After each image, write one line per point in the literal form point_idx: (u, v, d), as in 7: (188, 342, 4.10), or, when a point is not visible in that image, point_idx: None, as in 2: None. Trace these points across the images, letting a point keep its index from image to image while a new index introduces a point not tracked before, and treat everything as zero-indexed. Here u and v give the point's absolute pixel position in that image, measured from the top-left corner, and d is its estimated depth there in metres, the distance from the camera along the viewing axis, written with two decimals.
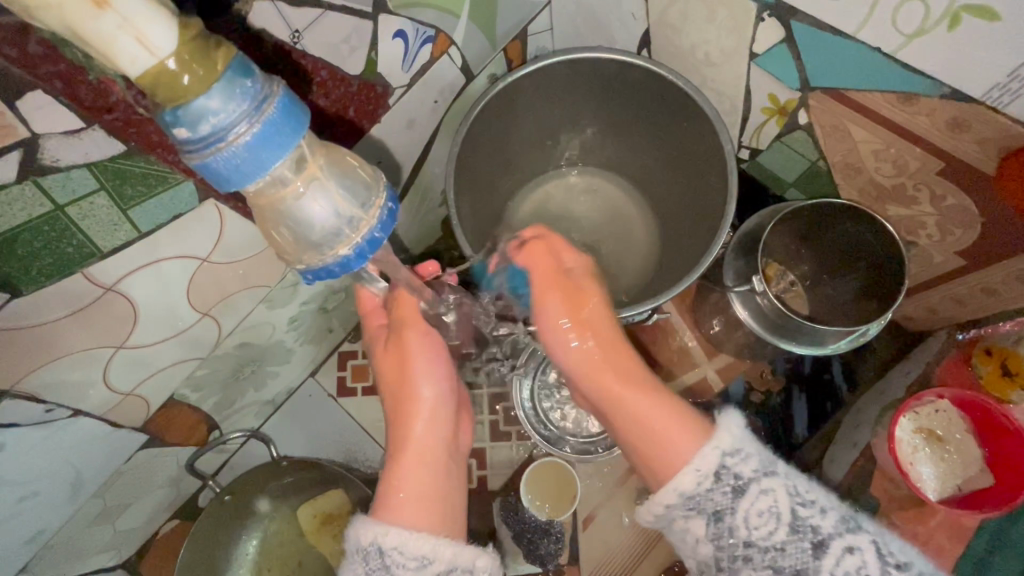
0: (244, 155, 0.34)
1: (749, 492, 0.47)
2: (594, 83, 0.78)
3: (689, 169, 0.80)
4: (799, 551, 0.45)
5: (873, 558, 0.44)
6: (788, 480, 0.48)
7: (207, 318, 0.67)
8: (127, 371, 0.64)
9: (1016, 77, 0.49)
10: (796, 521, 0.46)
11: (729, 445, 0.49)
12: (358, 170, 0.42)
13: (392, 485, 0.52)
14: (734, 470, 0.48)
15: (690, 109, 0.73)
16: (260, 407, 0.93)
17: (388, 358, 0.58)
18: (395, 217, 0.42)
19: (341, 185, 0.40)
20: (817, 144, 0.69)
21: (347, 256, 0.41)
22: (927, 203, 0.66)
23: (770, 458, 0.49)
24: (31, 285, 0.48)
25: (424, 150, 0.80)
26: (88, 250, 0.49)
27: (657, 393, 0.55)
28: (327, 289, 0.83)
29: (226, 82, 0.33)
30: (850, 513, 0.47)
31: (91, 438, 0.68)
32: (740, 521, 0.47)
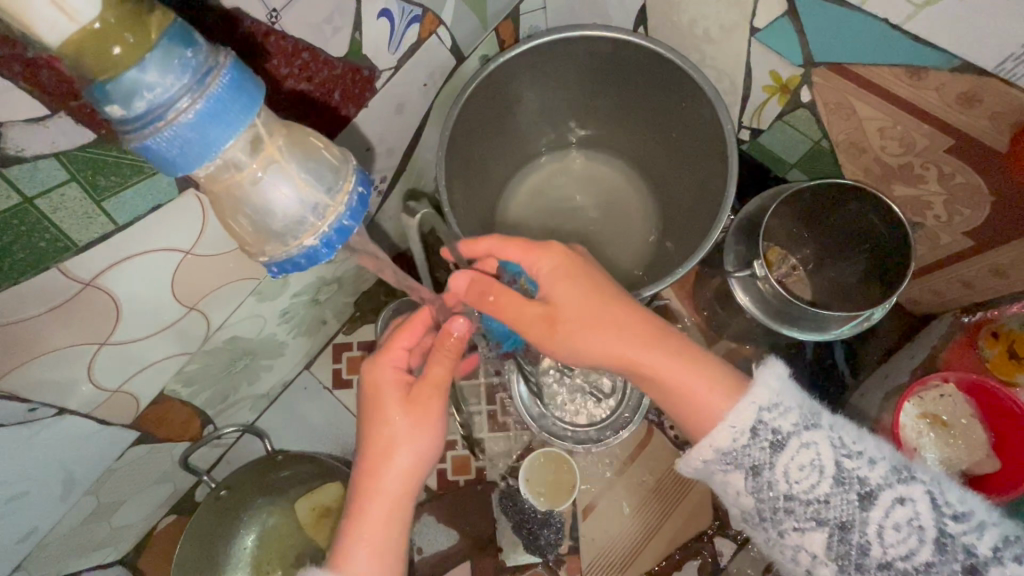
0: (187, 134, 0.32)
1: (789, 446, 0.48)
2: (588, 62, 0.74)
3: (688, 152, 0.77)
4: (846, 503, 0.46)
5: (927, 508, 0.45)
6: (928, 486, 0.46)
7: (194, 312, 0.65)
8: (114, 369, 0.63)
9: None
10: (841, 473, 0.46)
11: (767, 400, 0.49)
12: (324, 153, 0.40)
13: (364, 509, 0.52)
14: (772, 425, 0.48)
15: (687, 89, 0.70)
16: (255, 401, 0.93)
17: (385, 402, 0.53)
18: (366, 203, 0.40)
19: (304, 169, 0.38)
20: (820, 123, 0.66)
21: (313, 246, 0.39)
22: (934, 182, 0.64)
23: (811, 411, 0.49)
24: (6, 282, 0.46)
25: (416, 135, 0.77)
26: (62, 244, 0.47)
27: (682, 357, 0.53)
28: (319, 280, 0.81)
29: (162, 51, 0.31)
30: (902, 464, 0.47)
31: (80, 436, 0.66)
32: (781, 474, 0.48)
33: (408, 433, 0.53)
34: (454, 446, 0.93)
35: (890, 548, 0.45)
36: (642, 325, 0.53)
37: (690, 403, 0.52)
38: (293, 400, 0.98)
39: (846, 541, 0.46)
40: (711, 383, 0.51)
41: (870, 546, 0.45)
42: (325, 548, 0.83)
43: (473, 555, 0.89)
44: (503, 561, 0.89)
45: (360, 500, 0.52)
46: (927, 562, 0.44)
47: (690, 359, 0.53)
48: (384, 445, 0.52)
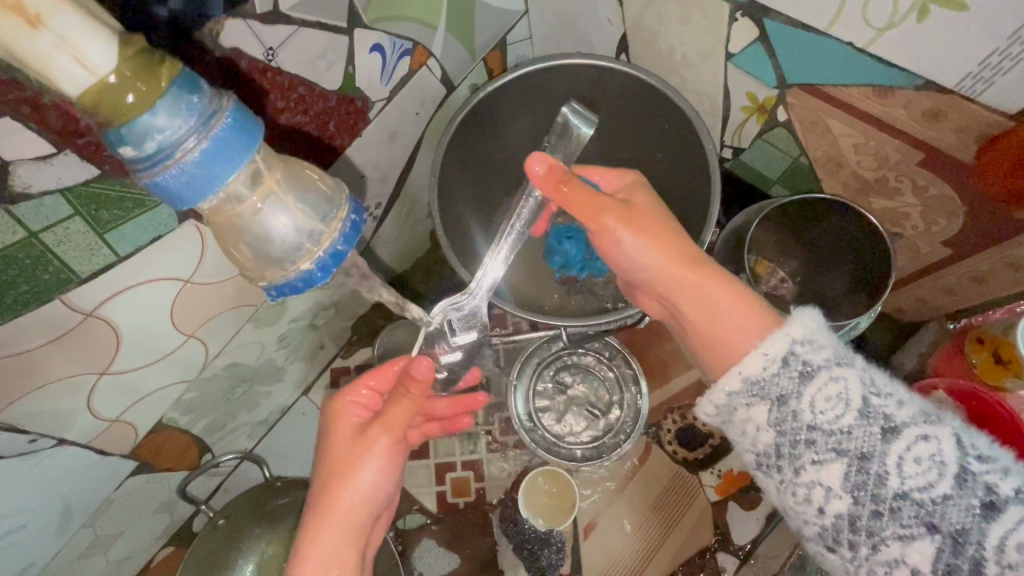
0: (194, 171, 0.34)
1: (817, 376, 0.46)
2: (573, 88, 0.77)
3: (673, 172, 0.80)
4: (868, 435, 0.43)
5: (952, 446, 0.41)
6: (958, 430, 0.42)
7: (192, 340, 0.66)
8: (113, 398, 0.63)
9: (989, 65, 0.49)
10: (866, 407, 0.44)
11: (801, 334, 0.48)
12: (318, 183, 0.41)
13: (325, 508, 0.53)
14: (802, 357, 0.47)
15: (670, 112, 0.73)
16: (252, 428, 0.93)
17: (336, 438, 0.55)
18: (358, 229, 0.42)
19: (301, 199, 0.40)
20: (797, 140, 0.69)
21: (309, 270, 0.40)
22: (910, 193, 0.66)
23: (845, 353, 0.47)
24: (8, 315, 0.47)
25: (409, 160, 0.80)
26: (66, 276, 0.49)
27: (721, 292, 0.55)
28: (316, 305, 0.82)
29: (170, 97, 0.33)
30: (932, 411, 0.44)
31: (78, 467, 0.67)
32: (807, 404, 0.46)
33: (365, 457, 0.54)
34: (453, 468, 0.93)
35: (909, 480, 0.42)
36: (690, 254, 0.57)
37: (720, 337, 0.53)
38: (292, 427, 0.98)
39: (864, 471, 0.43)
40: (747, 325, 0.52)
41: (889, 477, 0.42)
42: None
43: None
44: None
45: (313, 530, 0.52)
46: (944, 494, 0.41)
47: (737, 295, 0.54)
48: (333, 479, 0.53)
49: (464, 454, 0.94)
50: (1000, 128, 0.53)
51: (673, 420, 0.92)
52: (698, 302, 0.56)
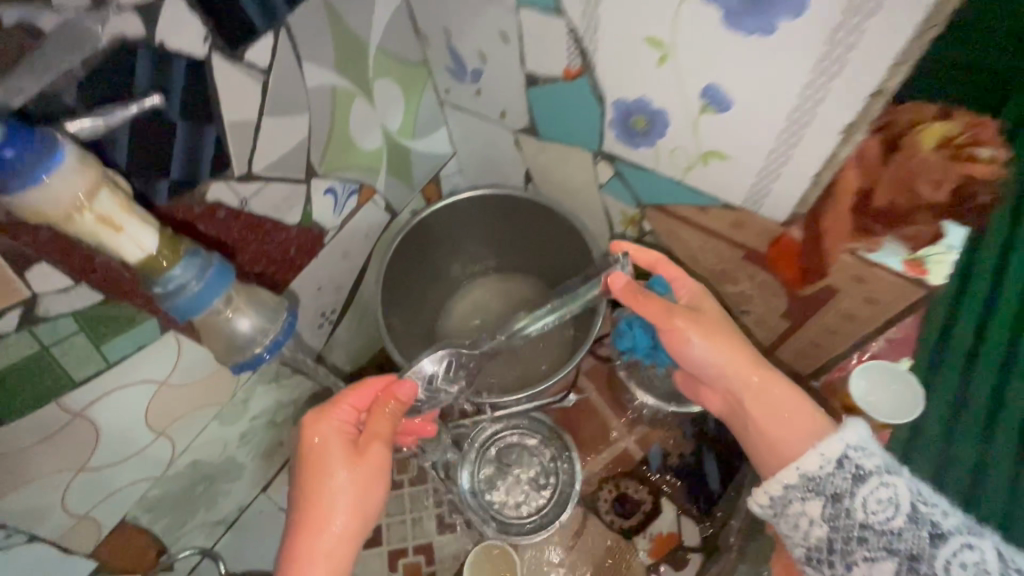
0: (192, 298, 0.51)
1: (869, 480, 0.61)
2: (485, 211, 0.96)
3: (571, 272, 0.98)
4: (916, 537, 0.57)
5: (994, 556, 0.54)
6: (992, 542, 0.55)
7: (161, 439, 0.76)
8: (83, 496, 0.71)
9: (754, 193, 0.69)
10: (915, 513, 0.58)
11: (855, 442, 0.64)
12: (267, 300, 0.58)
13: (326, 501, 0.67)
14: (856, 461, 0.63)
15: (563, 226, 0.92)
16: (211, 527, 0.97)
17: (331, 457, 0.68)
18: (294, 326, 0.58)
19: (256, 310, 0.56)
20: (661, 243, 0.88)
21: (258, 354, 0.55)
22: (745, 282, 0.83)
23: (894, 465, 0.62)
24: (9, 418, 0.58)
25: (359, 274, 0.96)
26: (62, 382, 0.60)
27: (770, 397, 0.72)
28: (276, 403, 0.93)
29: (186, 258, 0.51)
30: (972, 523, 0.58)
31: (37, 568, 0.71)
32: (859, 507, 0.61)
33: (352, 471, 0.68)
34: (406, 554, 1.00)
35: None
36: (756, 359, 0.73)
37: (783, 437, 0.70)
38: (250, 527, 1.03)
39: (916, 570, 0.56)
40: (809, 433, 0.68)
41: None
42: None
43: None
44: None
45: (319, 515, 0.66)
46: None
47: (800, 397, 0.71)
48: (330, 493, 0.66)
49: (416, 538, 1.01)
50: (775, 233, 0.73)
51: (608, 490, 1.01)
52: (777, 409, 0.71)
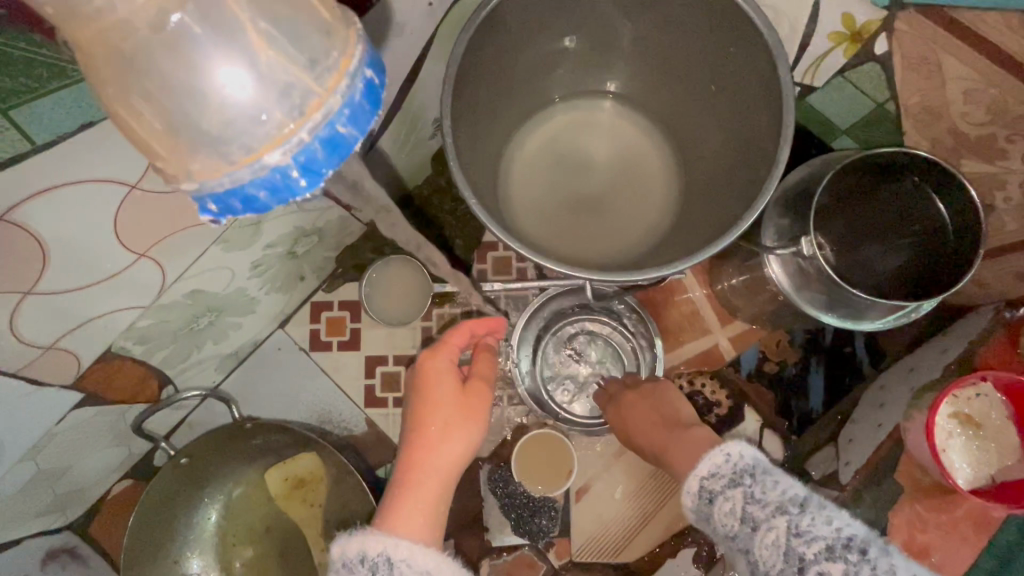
0: None
1: (717, 502, 0.56)
2: (502, 45, 0.65)
3: (733, 159, 0.69)
4: (738, 530, 0.53)
5: (784, 530, 0.50)
6: (754, 488, 0.54)
7: (145, 260, 0.56)
8: (48, 321, 0.54)
9: None
10: (750, 518, 0.53)
11: (706, 469, 0.58)
12: (306, 22, 0.29)
13: (404, 489, 0.54)
14: (708, 488, 0.57)
15: (748, 39, 0.60)
16: (222, 360, 0.84)
17: (440, 384, 0.57)
18: (373, 94, 0.32)
19: (275, 43, 0.28)
20: (890, 81, 0.58)
21: (283, 166, 0.30)
22: (1017, 157, 0.56)
23: (741, 474, 0.56)
24: (48, 134, 0.39)
25: (417, 66, 0.68)
26: (13, 138, 0.38)
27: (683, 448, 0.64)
28: (297, 229, 0.73)
29: None
30: (792, 501, 0.52)
31: (9, 399, 0.58)
32: (720, 523, 0.56)
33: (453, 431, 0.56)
34: None
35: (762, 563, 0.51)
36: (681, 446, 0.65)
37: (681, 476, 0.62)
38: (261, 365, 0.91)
39: None
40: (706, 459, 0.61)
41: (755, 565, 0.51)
42: (318, 566, 0.80)
43: (457, 534, 0.85)
44: (490, 541, 0.85)
45: (403, 486, 0.54)
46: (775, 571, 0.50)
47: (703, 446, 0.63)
48: (440, 422, 0.56)
49: None
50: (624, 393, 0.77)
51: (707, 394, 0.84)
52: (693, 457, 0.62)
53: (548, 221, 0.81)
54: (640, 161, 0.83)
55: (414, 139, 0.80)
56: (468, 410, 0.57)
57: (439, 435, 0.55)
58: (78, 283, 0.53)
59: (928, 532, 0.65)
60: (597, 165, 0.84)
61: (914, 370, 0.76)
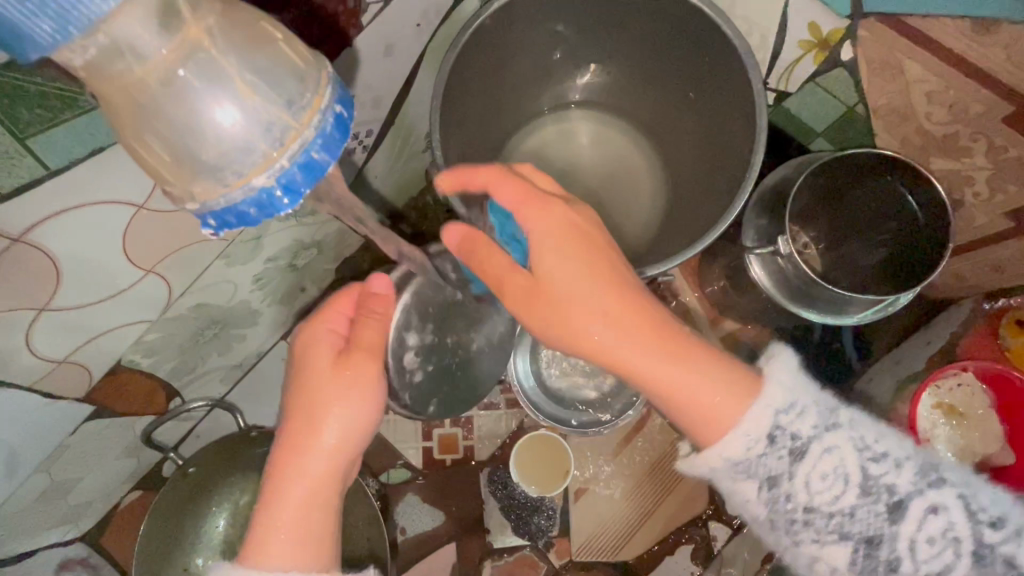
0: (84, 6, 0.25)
1: (809, 454, 0.43)
2: (486, 61, 0.67)
3: (713, 164, 0.72)
4: (778, 458, 0.44)
5: (851, 453, 0.43)
6: (852, 431, 0.43)
7: (151, 276, 0.59)
8: (61, 337, 0.57)
9: None
10: (866, 480, 0.42)
11: (783, 400, 0.44)
12: (280, 48, 0.32)
13: (275, 495, 0.46)
14: (790, 430, 0.44)
15: (719, 51, 0.63)
16: (227, 372, 0.86)
17: (312, 357, 0.48)
18: (344, 126, 0.34)
19: (255, 81, 0.31)
20: (858, 86, 0.60)
21: (267, 188, 0.32)
22: (980, 154, 0.58)
23: (829, 409, 0.44)
24: (62, 160, 0.42)
25: (407, 83, 0.71)
26: (30, 166, 0.41)
27: (679, 341, 0.45)
28: (296, 242, 0.76)
29: None
30: (830, 409, 0.45)
31: (24, 413, 0.61)
32: (791, 477, 0.43)
33: (334, 417, 0.47)
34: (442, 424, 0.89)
35: (818, 494, 0.43)
36: (652, 315, 0.45)
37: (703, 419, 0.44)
38: (265, 375, 0.93)
39: (874, 556, 0.42)
40: (739, 395, 0.44)
41: (799, 493, 0.43)
42: None
43: (459, 535, 0.87)
44: (491, 542, 0.87)
45: (272, 492, 0.46)
46: (852, 505, 0.42)
47: (710, 353, 0.46)
48: (315, 398, 0.47)
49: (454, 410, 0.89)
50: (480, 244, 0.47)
51: None
52: (703, 386, 0.44)
53: None
54: (626, 166, 0.86)
55: (408, 152, 0.83)
56: (351, 390, 0.47)
57: (313, 425, 0.47)
58: (89, 299, 0.55)
59: None
60: (584, 172, 0.86)
61: (900, 362, 0.77)
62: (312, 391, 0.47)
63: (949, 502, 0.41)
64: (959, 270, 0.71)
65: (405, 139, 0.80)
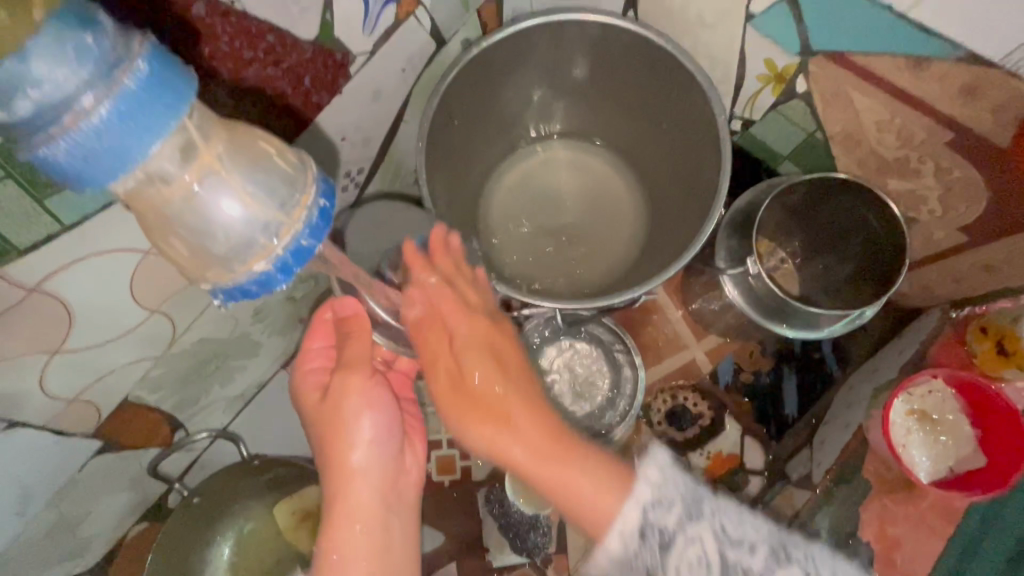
0: (99, 143, 0.29)
1: (675, 545, 0.43)
2: (466, 102, 0.72)
3: (687, 190, 0.76)
4: (648, 553, 0.43)
5: (712, 544, 0.43)
6: (713, 520, 0.44)
7: (157, 315, 0.62)
8: (71, 376, 0.60)
9: None
10: (725, 568, 0.43)
11: (652, 496, 0.44)
12: (274, 159, 0.36)
13: (334, 522, 0.50)
14: (659, 524, 0.44)
15: (685, 86, 0.68)
16: (229, 402, 0.89)
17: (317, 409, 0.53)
18: (327, 216, 0.37)
19: (256, 186, 0.35)
20: (815, 114, 0.65)
21: (266, 270, 0.36)
22: (930, 175, 0.62)
23: (694, 500, 0.44)
24: (75, 216, 0.46)
25: (395, 123, 0.75)
26: (46, 222, 0.44)
27: (581, 447, 0.47)
28: (294, 276, 0.79)
29: (51, 40, 0.26)
30: (694, 499, 0.44)
31: (35, 450, 0.63)
32: (675, 570, 0.43)
33: (358, 426, 0.52)
34: (439, 446, 0.92)
35: None
36: (547, 422, 0.48)
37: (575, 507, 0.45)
38: (266, 403, 0.96)
39: None
40: (603, 481, 0.45)
41: None
42: None
43: (459, 555, 0.89)
44: (490, 561, 0.89)
45: (332, 519, 0.51)
46: None
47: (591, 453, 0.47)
48: (335, 419, 0.52)
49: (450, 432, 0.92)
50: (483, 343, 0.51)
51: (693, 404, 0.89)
52: (596, 480, 0.45)
53: (526, 253, 0.87)
54: (608, 191, 0.89)
55: (399, 186, 0.87)
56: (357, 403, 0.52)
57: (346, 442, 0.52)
58: (98, 339, 0.59)
59: (897, 524, 0.69)
60: (568, 199, 0.90)
61: (877, 370, 0.80)
62: (332, 418, 0.52)
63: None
64: (926, 281, 0.75)
65: (395, 174, 0.84)
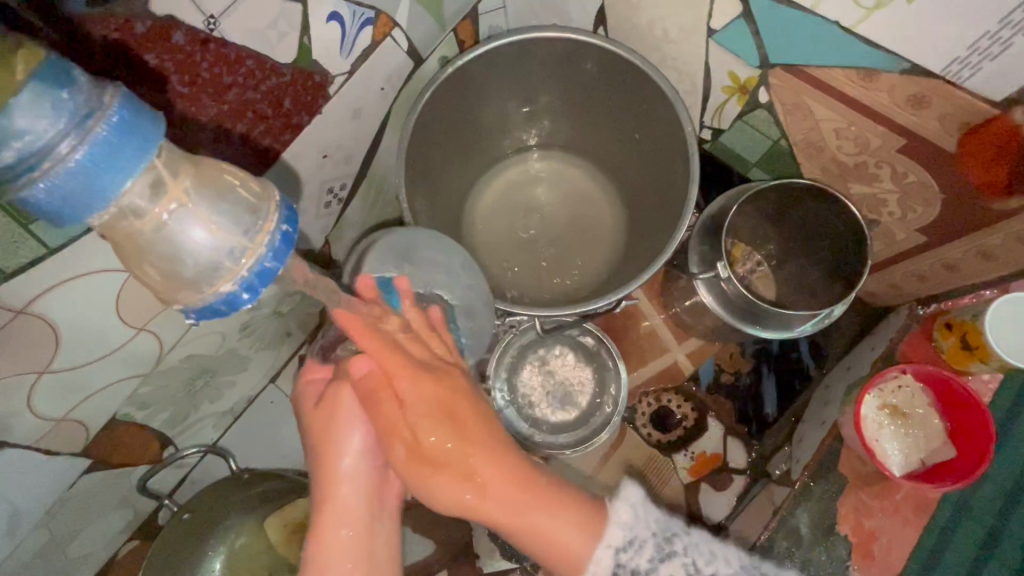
0: (74, 184, 0.31)
1: (627, 546, 0.48)
2: (444, 117, 0.74)
3: (662, 197, 0.79)
4: (604, 552, 0.48)
5: (661, 540, 0.48)
6: (663, 524, 0.49)
7: (144, 334, 0.63)
8: (59, 396, 0.61)
9: (1008, 23, 0.46)
10: (669, 563, 0.48)
11: (613, 507, 0.49)
12: (239, 189, 0.37)
13: (321, 529, 0.50)
14: (616, 538, 0.48)
15: (654, 98, 0.70)
16: (219, 418, 0.90)
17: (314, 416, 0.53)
18: (291, 241, 0.38)
19: (220, 213, 0.36)
20: (778, 123, 0.67)
21: (233, 291, 0.37)
22: (888, 179, 0.65)
23: (649, 513, 0.49)
24: (60, 239, 0.47)
25: (375, 140, 0.77)
26: (32, 246, 0.46)
27: (536, 480, 0.49)
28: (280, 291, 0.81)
29: (34, 95, 0.29)
30: (650, 507, 0.50)
31: (24, 471, 0.64)
32: (627, 566, 0.48)
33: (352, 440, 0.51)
34: None
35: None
36: (512, 459, 0.48)
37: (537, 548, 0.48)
38: (256, 418, 0.97)
39: None
40: (560, 520, 0.48)
41: (625, 574, 0.47)
42: None
43: (449, 562, 0.90)
44: (481, 567, 0.90)
45: (319, 527, 0.50)
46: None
47: (562, 503, 0.49)
48: (332, 431, 0.51)
49: None
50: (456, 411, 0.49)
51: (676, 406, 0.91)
52: (557, 533, 0.48)
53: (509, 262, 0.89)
54: (588, 200, 0.92)
55: (382, 199, 0.89)
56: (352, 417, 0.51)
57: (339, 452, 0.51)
58: (86, 359, 0.60)
59: (872, 516, 0.72)
60: (550, 208, 0.92)
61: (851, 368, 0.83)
62: (330, 428, 0.51)
63: (727, 572, 0.49)
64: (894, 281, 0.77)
65: (378, 189, 0.86)
